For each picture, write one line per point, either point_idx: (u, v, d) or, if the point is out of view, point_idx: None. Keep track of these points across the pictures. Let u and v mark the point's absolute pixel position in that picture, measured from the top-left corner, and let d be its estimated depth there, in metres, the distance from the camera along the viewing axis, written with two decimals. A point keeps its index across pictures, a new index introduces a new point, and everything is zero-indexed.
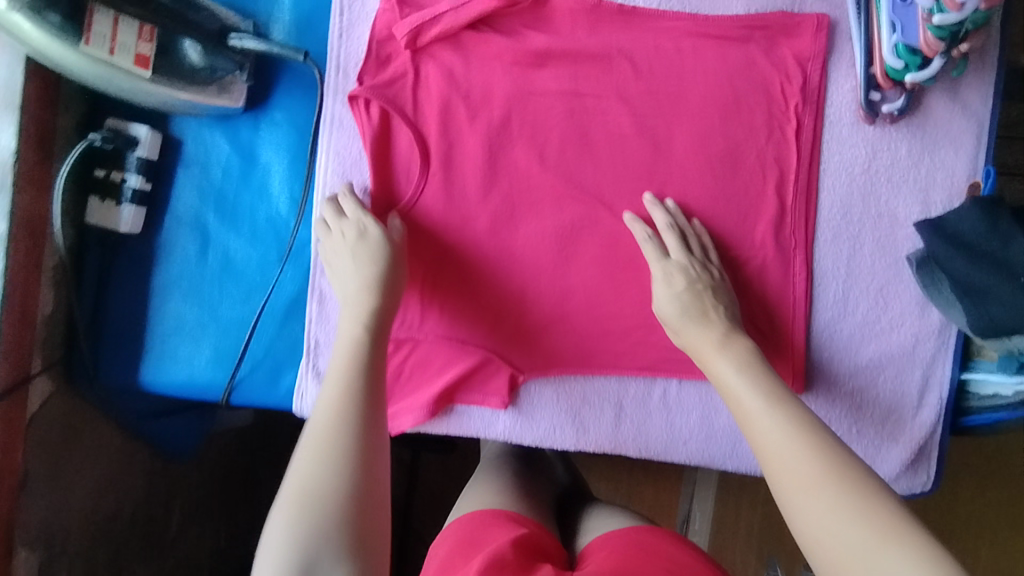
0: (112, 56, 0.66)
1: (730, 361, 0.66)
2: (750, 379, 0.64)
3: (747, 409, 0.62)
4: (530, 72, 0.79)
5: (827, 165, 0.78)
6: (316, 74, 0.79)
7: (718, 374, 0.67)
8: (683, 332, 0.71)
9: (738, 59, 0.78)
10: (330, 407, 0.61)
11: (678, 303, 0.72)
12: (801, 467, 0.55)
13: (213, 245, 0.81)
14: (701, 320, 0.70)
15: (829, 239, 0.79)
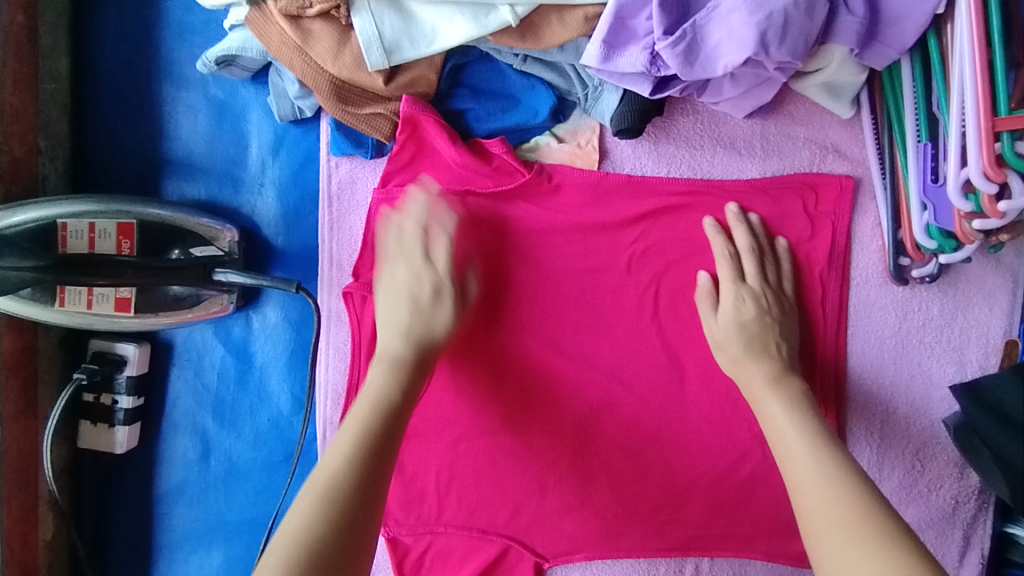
0: (90, 308, 0.65)
1: (778, 399, 0.65)
2: (791, 417, 0.64)
3: (786, 440, 0.62)
4: (535, 251, 0.74)
5: (854, 328, 0.75)
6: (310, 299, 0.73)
7: (765, 413, 0.65)
8: (727, 351, 0.70)
9: (758, 226, 0.73)
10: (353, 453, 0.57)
11: (740, 334, 0.69)
12: (839, 516, 0.55)
13: (214, 450, 0.76)
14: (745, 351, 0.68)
15: (859, 403, 0.75)
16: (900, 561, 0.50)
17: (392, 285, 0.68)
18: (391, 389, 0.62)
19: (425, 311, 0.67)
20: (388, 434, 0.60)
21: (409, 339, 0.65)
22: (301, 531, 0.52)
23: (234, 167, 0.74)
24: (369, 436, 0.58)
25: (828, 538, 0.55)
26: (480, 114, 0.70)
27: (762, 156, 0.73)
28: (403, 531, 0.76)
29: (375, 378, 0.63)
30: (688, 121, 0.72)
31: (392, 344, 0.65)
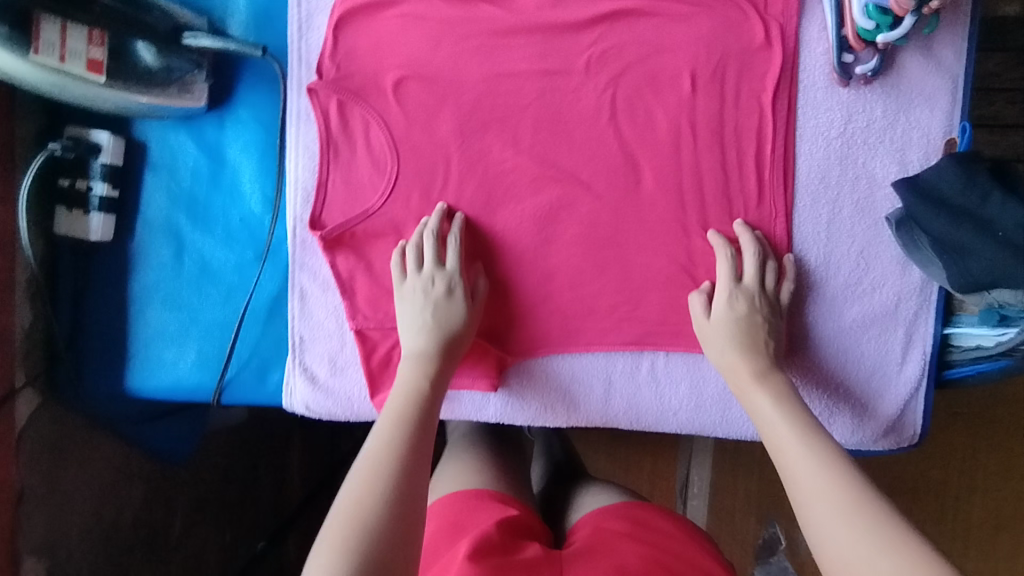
0: (64, 64, 0.64)
1: (768, 394, 0.69)
2: (777, 411, 0.68)
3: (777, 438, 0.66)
4: (497, 51, 0.77)
5: (803, 130, 0.77)
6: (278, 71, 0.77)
7: (754, 414, 0.70)
8: (721, 351, 0.74)
9: (711, 25, 0.76)
10: (390, 449, 0.62)
11: (730, 327, 0.73)
12: (827, 487, 0.59)
13: (188, 249, 0.79)
14: (739, 353, 0.72)
15: (808, 205, 0.78)
16: (866, 522, 0.55)
17: (413, 302, 0.74)
18: (421, 385, 0.70)
19: (441, 307, 0.73)
20: (423, 427, 0.66)
21: (433, 334, 0.73)
22: (352, 515, 0.56)
23: None
24: (409, 424, 0.65)
25: (810, 475, 0.61)
26: None
27: None
28: (370, 323, 0.78)
29: (399, 390, 0.70)
30: None
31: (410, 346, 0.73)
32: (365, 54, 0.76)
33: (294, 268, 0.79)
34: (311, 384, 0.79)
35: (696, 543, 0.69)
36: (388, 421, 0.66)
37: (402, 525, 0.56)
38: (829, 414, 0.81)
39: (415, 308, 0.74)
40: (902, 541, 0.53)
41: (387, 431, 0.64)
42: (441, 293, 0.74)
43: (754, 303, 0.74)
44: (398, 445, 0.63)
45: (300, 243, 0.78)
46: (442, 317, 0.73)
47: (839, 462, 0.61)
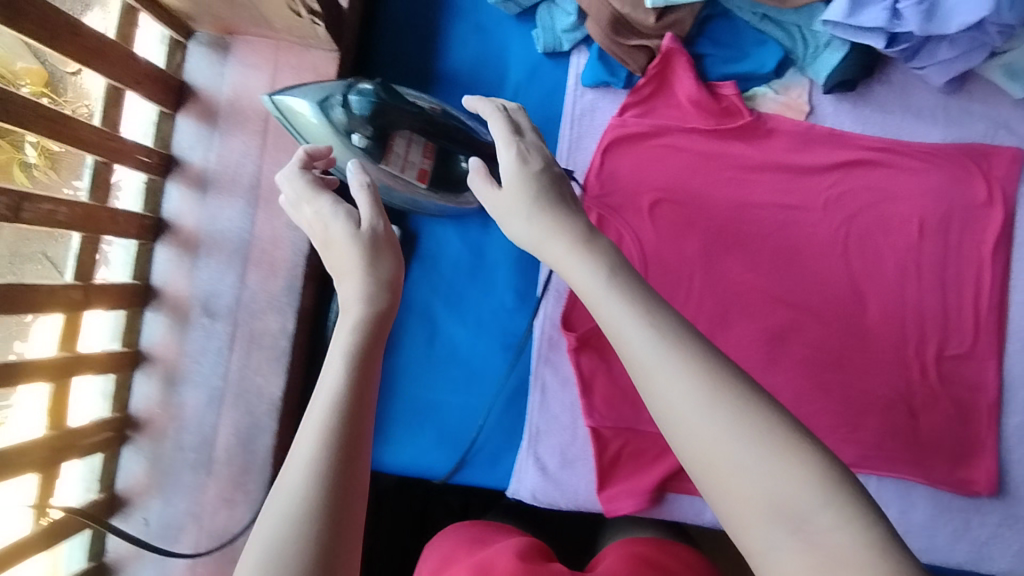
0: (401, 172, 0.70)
1: (724, 415, 0.41)
2: (686, 391, 0.42)
3: (712, 436, 0.41)
4: (746, 186, 0.85)
5: (1016, 281, 0.85)
6: None
7: (678, 426, 0.42)
8: (529, 221, 0.61)
9: (941, 181, 0.84)
10: (328, 423, 0.44)
11: (523, 188, 0.60)
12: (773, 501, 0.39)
13: (440, 334, 0.85)
14: (529, 212, 0.60)
15: (1019, 349, 0.84)
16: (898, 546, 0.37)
17: (337, 256, 0.57)
18: (337, 361, 0.49)
19: (338, 251, 0.57)
20: (362, 399, 0.47)
21: (369, 303, 0.53)
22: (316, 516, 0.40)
23: (492, 88, 0.85)
24: (335, 436, 0.44)
25: (752, 494, 0.39)
26: (716, 60, 0.83)
27: (944, 125, 0.85)
28: (605, 423, 0.83)
29: (332, 369, 0.49)
30: (884, 89, 0.85)
31: (352, 295, 0.54)
32: (626, 177, 0.84)
33: (539, 362, 0.84)
34: (542, 475, 0.83)
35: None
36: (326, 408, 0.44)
37: (339, 528, 0.40)
38: None
39: (518, 200, 0.61)
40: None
41: (320, 436, 0.43)
42: (515, 175, 0.62)
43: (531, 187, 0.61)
44: (326, 471, 0.42)
45: (547, 339, 0.84)
46: (525, 185, 0.61)
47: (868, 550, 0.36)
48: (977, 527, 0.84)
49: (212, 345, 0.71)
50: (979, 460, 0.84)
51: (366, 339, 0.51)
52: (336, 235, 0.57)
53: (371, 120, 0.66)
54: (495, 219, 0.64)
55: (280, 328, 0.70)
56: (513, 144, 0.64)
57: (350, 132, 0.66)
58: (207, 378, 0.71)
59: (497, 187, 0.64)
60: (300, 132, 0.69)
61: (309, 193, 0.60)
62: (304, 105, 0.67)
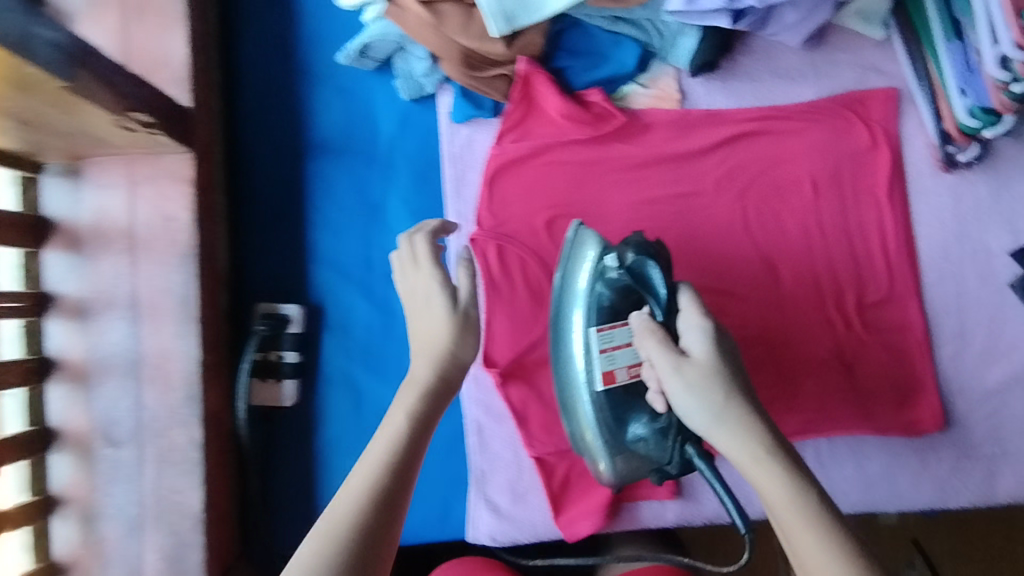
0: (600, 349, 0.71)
1: (782, 481, 0.52)
2: (756, 459, 0.53)
3: (773, 500, 0.51)
4: (635, 183, 0.84)
5: (917, 216, 0.85)
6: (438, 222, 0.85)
7: (757, 483, 0.53)
8: (696, 398, 0.57)
9: (823, 137, 0.84)
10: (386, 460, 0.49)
11: (709, 372, 0.58)
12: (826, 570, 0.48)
13: (365, 399, 0.84)
14: (725, 390, 0.57)
15: (935, 280, 0.85)
16: None
17: (416, 307, 0.61)
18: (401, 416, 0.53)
19: (422, 309, 0.61)
20: (421, 428, 0.53)
21: (437, 362, 0.57)
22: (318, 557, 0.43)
23: (365, 144, 0.84)
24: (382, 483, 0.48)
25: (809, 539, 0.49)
26: (577, 70, 0.82)
27: (815, 81, 0.85)
28: (546, 450, 0.82)
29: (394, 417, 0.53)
30: (749, 59, 0.85)
31: (422, 365, 0.58)
32: (516, 202, 0.84)
33: (468, 403, 0.84)
34: (495, 514, 0.82)
35: None
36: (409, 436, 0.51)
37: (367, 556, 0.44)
38: (995, 478, 0.84)
39: (701, 382, 0.58)
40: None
41: (367, 479, 0.48)
42: (709, 349, 0.59)
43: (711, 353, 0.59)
44: (368, 505, 0.46)
45: (473, 379, 0.84)
46: (718, 364, 0.58)
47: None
48: (935, 464, 0.84)
49: (124, 474, 0.69)
50: (921, 399, 0.84)
51: (424, 394, 0.55)
52: (432, 306, 0.60)
53: (643, 281, 0.69)
54: (666, 391, 0.60)
55: (188, 440, 0.69)
56: (709, 322, 0.62)
57: (611, 292, 0.72)
58: (122, 508, 0.69)
59: (680, 355, 0.60)
60: (569, 281, 0.75)
61: (425, 260, 0.63)
62: (583, 260, 0.74)
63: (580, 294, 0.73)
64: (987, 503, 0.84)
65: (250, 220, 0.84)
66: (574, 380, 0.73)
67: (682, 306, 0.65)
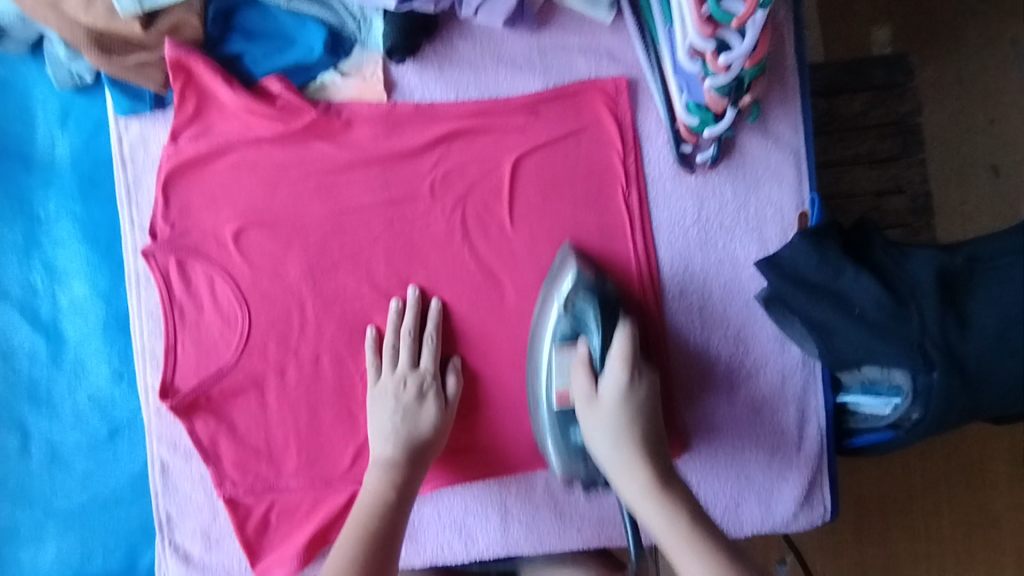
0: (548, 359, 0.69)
1: (662, 510, 0.60)
2: (618, 457, 0.63)
3: (610, 460, 0.63)
4: (339, 188, 0.75)
5: (659, 222, 0.77)
6: (114, 232, 0.74)
7: (636, 508, 0.62)
8: (607, 449, 0.63)
9: (548, 133, 0.75)
10: (373, 510, 0.66)
11: (621, 420, 0.64)
12: (701, 572, 0.58)
13: (34, 436, 0.74)
14: (618, 434, 0.63)
15: (677, 295, 0.77)
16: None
17: (377, 410, 0.71)
18: (389, 490, 0.68)
19: (412, 411, 0.71)
20: (381, 551, 0.64)
21: (402, 443, 0.70)
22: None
23: (23, 144, 0.73)
24: (359, 557, 0.63)
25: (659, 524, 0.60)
26: (255, 57, 0.72)
27: (542, 70, 0.76)
28: (241, 490, 0.74)
29: (361, 506, 0.67)
30: (467, 45, 0.75)
31: (383, 436, 0.71)
32: (201, 209, 0.73)
33: (152, 438, 0.74)
34: (183, 564, 0.73)
35: None
36: (361, 512, 0.66)
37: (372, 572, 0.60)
38: (738, 508, 0.77)
39: (602, 429, 0.64)
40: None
41: (352, 547, 0.64)
42: (625, 400, 0.64)
43: (620, 390, 0.64)
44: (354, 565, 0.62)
45: (155, 412, 0.74)
46: (621, 415, 0.64)
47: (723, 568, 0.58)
48: None
49: None
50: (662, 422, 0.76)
51: (396, 473, 0.68)
52: (421, 411, 0.71)
53: (583, 327, 0.68)
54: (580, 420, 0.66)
55: None
56: (629, 373, 0.65)
57: (569, 330, 0.69)
58: None
59: (594, 390, 0.66)
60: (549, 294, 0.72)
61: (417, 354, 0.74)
62: (557, 287, 0.71)
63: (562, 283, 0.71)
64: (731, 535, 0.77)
65: None
66: (535, 366, 0.71)
67: (613, 351, 0.66)
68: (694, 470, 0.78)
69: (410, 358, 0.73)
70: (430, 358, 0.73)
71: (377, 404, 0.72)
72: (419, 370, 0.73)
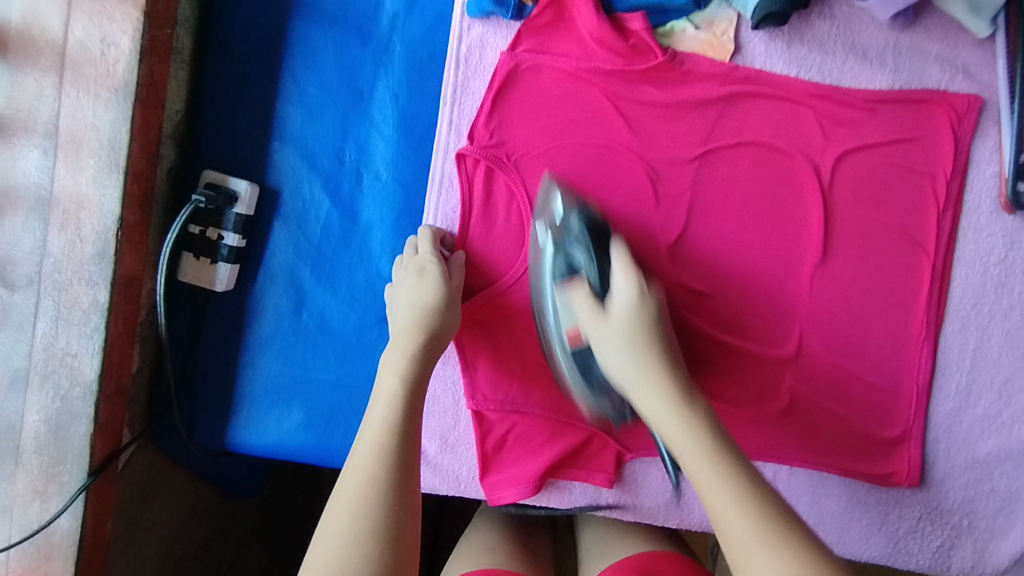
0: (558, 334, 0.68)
1: (675, 419, 0.57)
2: (634, 373, 0.60)
3: (666, 431, 0.57)
4: (656, 137, 0.73)
5: (961, 252, 0.74)
6: (428, 129, 0.75)
7: (646, 413, 0.59)
8: (614, 355, 0.62)
9: (881, 135, 0.73)
10: (392, 407, 0.60)
11: (634, 311, 0.62)
12: (726, 505, 0.51)
13: (308, 304, 0.76)
14: (634, 351, 0.61)
15: (957, 329, 0.75)
16: (778, 549, 0.48)
17: (398, 288, 0.70)
18: (396, 380, 0.63)
19: (415, 287, 0.69)
20: (411, 432, 0.59)
21: (419, 322, 0.67)
22: (369, 470, 0.56)
23: (364, 21, 0.74)
24: (391, 444, 0.57)
25: (726, 505, 0.51)
26: None
27: (894, 68, 0.73)
28: (489, 405, 0.76)
29: (378, 412, 0.60)
30: (823, 24, 0.73)
31: (402, 320, 0.67)
32: (519, 124, 0.73)
33: None
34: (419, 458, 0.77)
35: None
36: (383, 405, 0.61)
37: (406, 476, 0.56)
38: (951, 548, 0.77)
39: (614, 343, 0.62)
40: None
41: (375, 443, 0.58)
42: (627, 306, 0.63)
43: (637, 299, 0.63)
44: (386, 452, 0.57)
45: None
46: (635, 325, 0.62)
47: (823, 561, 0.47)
48: (894, 521, 0.77)
49: (11, 320, 0.62)
50: (902, 448, 0.76)
51: (418, 364, 0.64)
52: (427, 292, 0.68)
53: (570, 257, 0.67)
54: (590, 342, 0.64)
55: (91, 302, 0.62)
56: (635, 288, 0.64)
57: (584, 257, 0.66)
58: (11, 356, 0.62)
59: (602, 313, 0.63)
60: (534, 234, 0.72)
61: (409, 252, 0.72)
62: (546, 241, 0.70)
63: (546, 270, 0.69)
64: (935, 570, 0.78)
65: (217, 75, 0.74)
66: (544, 321, 0.71)
67: (614, 270, 0.65)
68: (898, 499, 0.77)
69: (411, 249, 0.72)
70: (428, 245, 0.71)
71: (405, 285, 0.69)
72: (417, 256, 0.71)
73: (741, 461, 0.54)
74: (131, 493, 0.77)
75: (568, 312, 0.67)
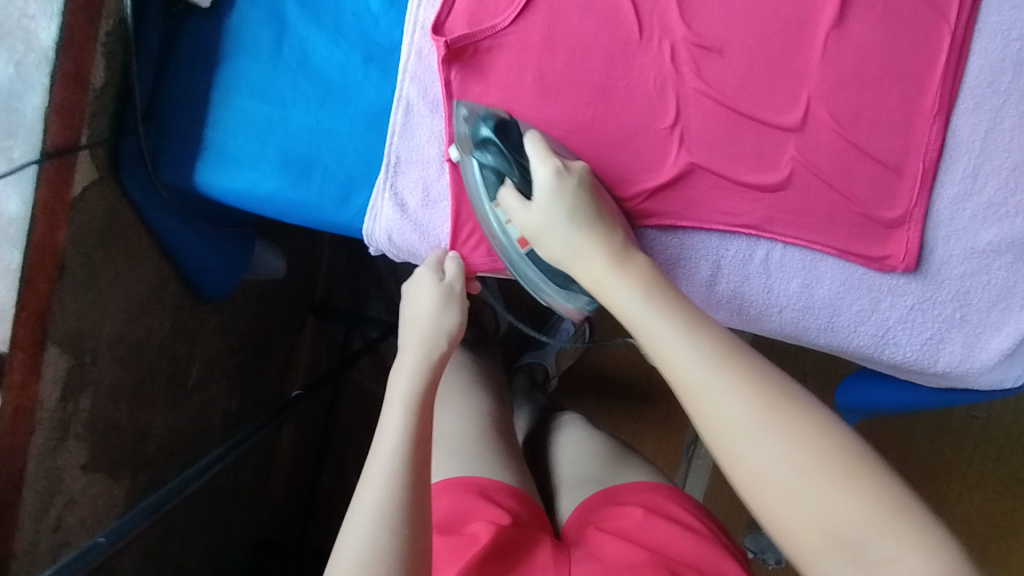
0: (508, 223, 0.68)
1: (693, 351, 0.56)
2: (644, 311, 0.59)
3: (694, 378, 0.55)
4: None
5: (983, 26, 0.71)
6: None
7: (682, 381, 0.56)
8: (620, 280, 0.62)
9: None
10: (411, 394, 0.62)
11: (562, 196, 0.64)
12: (792, 458, 0.51)
13: (290, 35, 0.72)
14: (607, 249, 0.63)
15: (970, 108, 0.72)
16: (859, 505, 0.49)
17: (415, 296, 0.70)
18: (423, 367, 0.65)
19: (429, 299, 0.69)
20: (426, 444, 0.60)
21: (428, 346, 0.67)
22: (392, 459, 0.57)
23: None
24: (404, 456, 0.58)
25: (800, 480, 0.50)
26: None
27: None
28: None
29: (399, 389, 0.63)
30: None
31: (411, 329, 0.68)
32: None
33: (404, 77, 0.72)
34: (400, 212, 0.72)
35: (708, 539, 0.72)
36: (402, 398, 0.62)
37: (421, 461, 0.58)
38: (940, 343, 0.74)
39: (595, 249, 0.64)
40: (894, 521, 0.48)
41: (397, 429, 0.60)
42: (552, 184, 0.65)
43: (564, 190, 0.64)
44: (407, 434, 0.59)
45: (415, 53, 0.71)
46: (561, 195, 0.64)
47: (814, 425, 0.52)
48: (887, 311, 0.74)
49: None
50: (902, 232, 0.73)
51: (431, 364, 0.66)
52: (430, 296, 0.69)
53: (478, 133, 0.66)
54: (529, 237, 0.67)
55: None
56: (552, 161, 0.65)
57: (496, 171, 0.67)
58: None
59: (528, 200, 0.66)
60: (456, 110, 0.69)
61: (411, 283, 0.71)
62: (472, 172, 0.68)
63: (474, 184, 0.68)
64: (920, 365, 0.76)
65: None
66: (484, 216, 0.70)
67: (530, 158, 0.66)
68: (890, 287, 0.74)
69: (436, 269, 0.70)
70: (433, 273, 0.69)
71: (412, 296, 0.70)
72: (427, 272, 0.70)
73: (803, 415, 0.53)
74: (92, 234, 0.73)
75: (507, 217, 0.68)
